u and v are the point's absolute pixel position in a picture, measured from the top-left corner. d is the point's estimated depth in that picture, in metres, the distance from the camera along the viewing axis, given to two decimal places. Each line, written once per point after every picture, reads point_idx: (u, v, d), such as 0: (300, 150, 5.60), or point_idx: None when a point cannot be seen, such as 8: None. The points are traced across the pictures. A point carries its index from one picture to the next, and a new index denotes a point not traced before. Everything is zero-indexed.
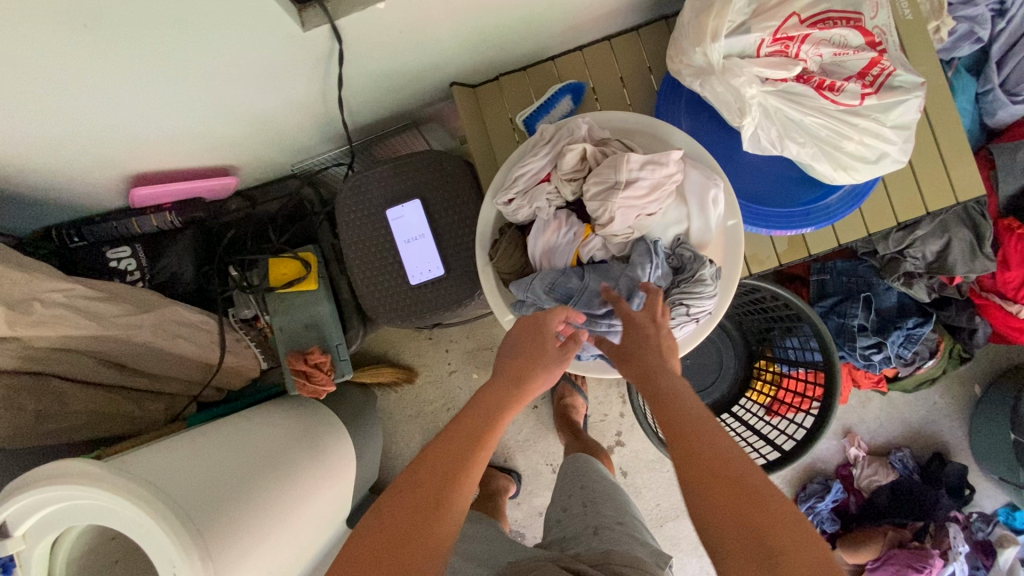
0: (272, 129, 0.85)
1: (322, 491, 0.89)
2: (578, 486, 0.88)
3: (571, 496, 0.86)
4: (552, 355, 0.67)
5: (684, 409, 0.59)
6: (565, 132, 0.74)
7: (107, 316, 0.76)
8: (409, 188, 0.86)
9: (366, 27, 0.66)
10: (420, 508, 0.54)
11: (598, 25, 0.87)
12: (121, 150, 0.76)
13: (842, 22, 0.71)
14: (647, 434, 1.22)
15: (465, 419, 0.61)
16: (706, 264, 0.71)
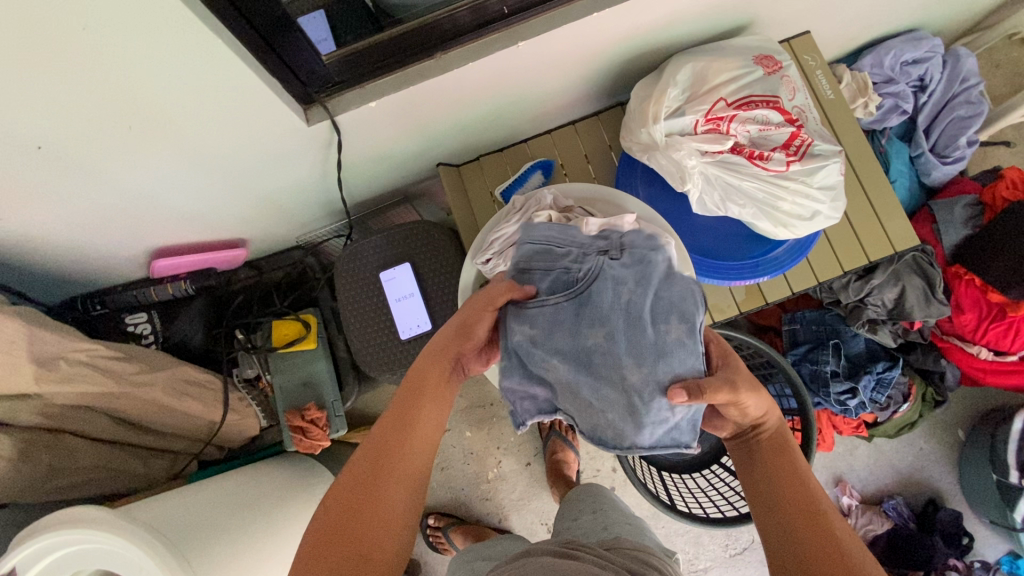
0: (280, 206, 0.97)
1: None
2: (589, 499, 1.06)
3: (581, 508, 1.03)
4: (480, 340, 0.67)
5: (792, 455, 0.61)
6: (534, 202, 0.85)
7: (123, 374, 0.84)
8: (400, 253, 0.97)
9: (362, 121, 0.80)
10: (367, 487, 0.55)
11: (563, 112, 1.01)
12: (148, 227, 0.88)
13: (763, 104, 0.83)
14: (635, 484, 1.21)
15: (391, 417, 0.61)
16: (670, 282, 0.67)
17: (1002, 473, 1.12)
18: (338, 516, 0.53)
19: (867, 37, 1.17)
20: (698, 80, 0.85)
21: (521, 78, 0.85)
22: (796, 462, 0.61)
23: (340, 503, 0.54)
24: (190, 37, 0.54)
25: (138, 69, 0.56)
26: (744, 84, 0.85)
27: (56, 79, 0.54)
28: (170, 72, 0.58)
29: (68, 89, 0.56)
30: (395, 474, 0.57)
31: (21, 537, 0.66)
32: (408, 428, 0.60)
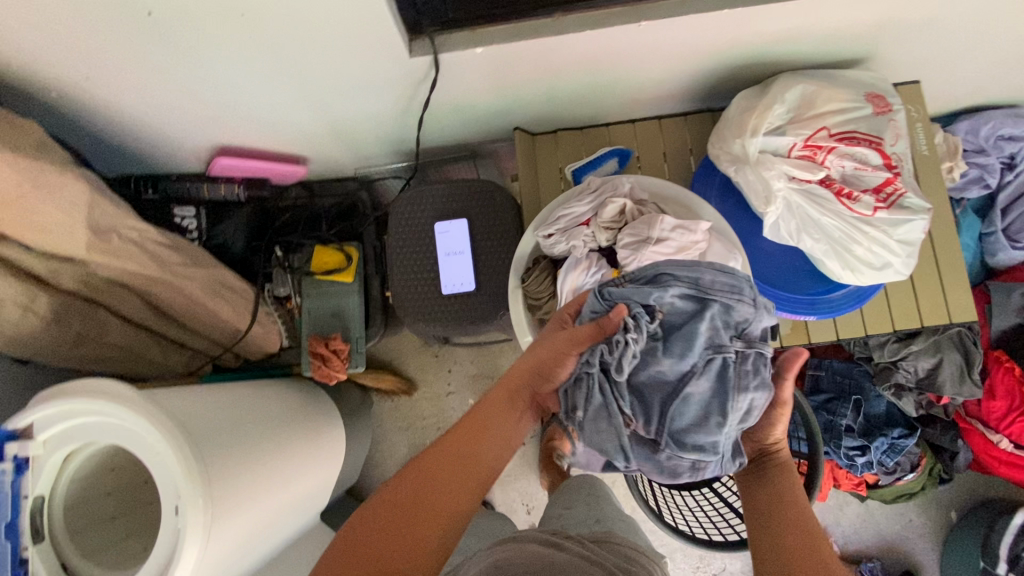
0: (352, 133, 0.95)
1: (313, 470, 0.92)
2: (583, 492, 1.06)
3: (574, 499, 1.04)
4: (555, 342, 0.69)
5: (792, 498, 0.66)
6: (609, 187, 0.83)
7: (167, 262, 0.83)
8: (458, 208, 0.95)
9: (462, 65, 0.77)
10: (445, 473, 0.60)
11: (653, 104, 0.99)
12: (220, 122, 0.86)
13: (865, 143, 0.81)
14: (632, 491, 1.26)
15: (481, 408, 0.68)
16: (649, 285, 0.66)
17: (990, 562, 1.12)
18: (390, 512, 0.56)
19: (970, 102, 1.14)
20: (804, 104, 0.83)
21: (628, 60, 0.83)
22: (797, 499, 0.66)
23: (392, 506, 0.57)
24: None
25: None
26: (850, 119, 0.82)
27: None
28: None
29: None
30: (462, 487, 0.60)
31: (50, 394, 0.66)
32: (472, 446, 0.64)
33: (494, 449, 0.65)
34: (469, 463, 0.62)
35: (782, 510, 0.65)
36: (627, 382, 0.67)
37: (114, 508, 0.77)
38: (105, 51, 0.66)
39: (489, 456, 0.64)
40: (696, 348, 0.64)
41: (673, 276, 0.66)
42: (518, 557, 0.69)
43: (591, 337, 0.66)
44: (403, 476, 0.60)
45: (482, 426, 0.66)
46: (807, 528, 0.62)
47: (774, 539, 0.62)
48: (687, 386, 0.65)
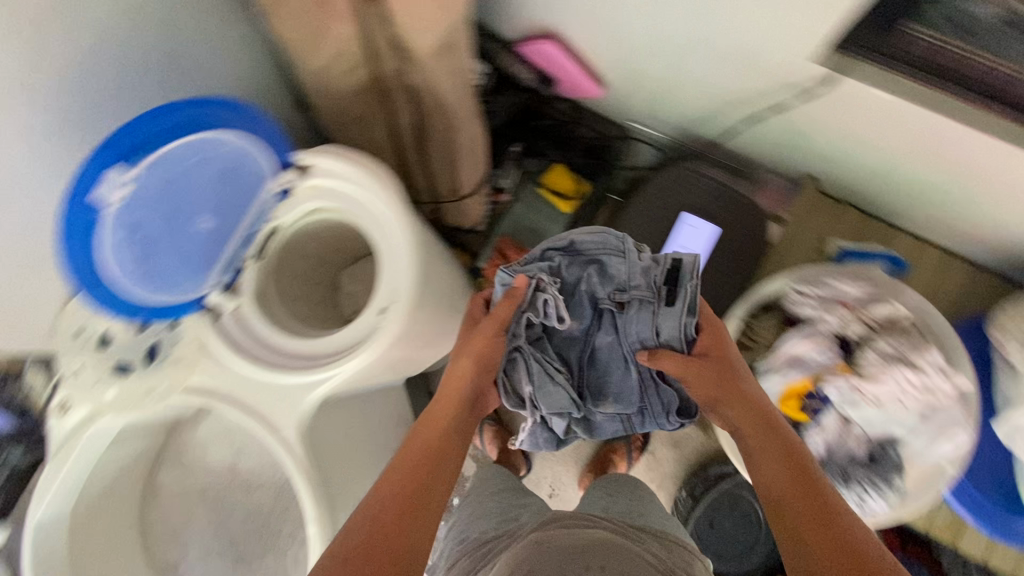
0: (670, 86, 0.92)
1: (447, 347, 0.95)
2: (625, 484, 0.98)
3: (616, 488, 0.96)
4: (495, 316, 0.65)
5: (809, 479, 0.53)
6: (890, 289, 0.79)
7: (465, 99, 0.84)
8: (715, 214, 0.92)
9: (855, 93, 0.71)
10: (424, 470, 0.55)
11: (958, 237, 0.90)
12: (582, 7, 0.84)
13: None
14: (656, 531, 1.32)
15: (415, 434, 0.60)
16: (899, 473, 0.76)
17: None
18: (386, 518, 0.51)
19: None
20: None
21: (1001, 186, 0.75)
22: (808, 483, 0.53)
23: (384, 503, 0.52)
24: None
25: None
26: None
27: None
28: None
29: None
30: (445, 484, 0.56)
31: (341, 152, 0.69)
32: (438, 454, 0.58)
33: (446, 417, 0.62)
34: (439, 451, 0.58)
35: (765, 430, 0.58)
36: (557, 348, 0.71)
37: (303, 272, 0.82)
38: None
39: (444, 434, 0.60)
40: (586, 305, 0.69)
41: (581, 243, 0.68)
42: (565, 540, 0.65)
43: (505, 309, 0.65)
44: (382, 484, 0.54)
45: (426, 419, 0.62)
46: (820, 495, 0.51)
47: (793, 488, 0.52)
48: (579, 331, 0.70)
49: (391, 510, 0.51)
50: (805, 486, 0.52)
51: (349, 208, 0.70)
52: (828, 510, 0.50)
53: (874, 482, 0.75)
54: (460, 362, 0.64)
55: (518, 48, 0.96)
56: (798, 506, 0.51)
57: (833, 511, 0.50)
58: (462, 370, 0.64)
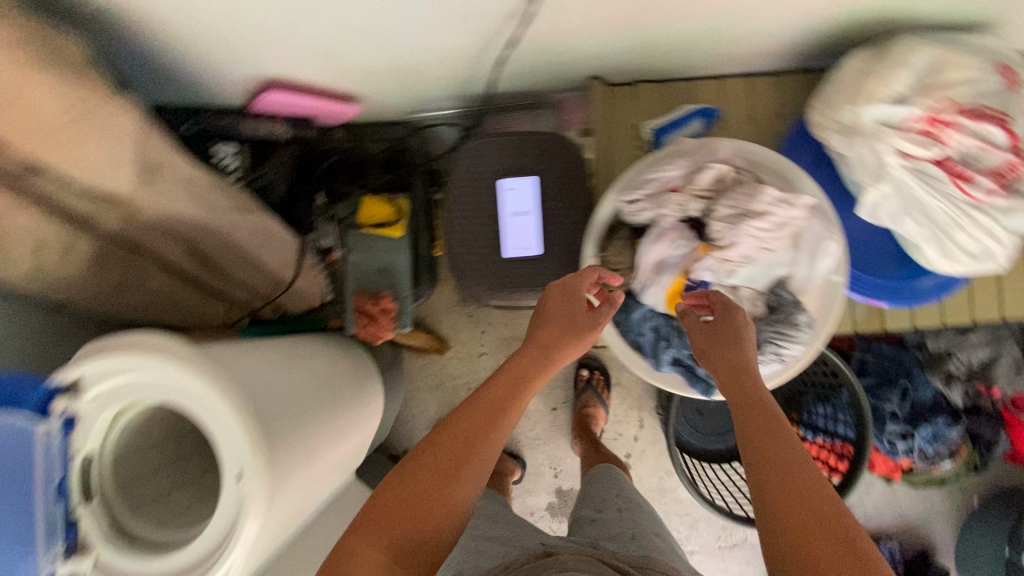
0: (411, 73, 0.84)
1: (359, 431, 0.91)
2: (613, 492, 0.99)
3: (604, 501, 0.96)
4: (581, 325, 0.70)
5: (770, 432, 0.53)
6: (706, 152, 0.76)
7: (216, 207, 0.75)
8: (530, 165, 0.86)
9: (560, 3, 0.66)
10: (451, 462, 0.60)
11: (746, 59, 0.88)
12: (270, 50, 0.75)
13: (994, 120, 0.73)
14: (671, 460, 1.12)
15: (465, 416, 0.63)
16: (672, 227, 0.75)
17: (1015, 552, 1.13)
18: (404, 495, 0.58)
19: None
20: (932, 73, 0.73)
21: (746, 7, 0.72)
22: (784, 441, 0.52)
23: (406, 481, 0.59)
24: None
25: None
26: (979, 91, 0.73)
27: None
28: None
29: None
30: (462, 480, 0.59)
31: (97, 346, 0.58)
32: (475, 432, 0.62)
33: (494, 440, 0.62)
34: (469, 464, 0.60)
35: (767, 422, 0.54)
36: None
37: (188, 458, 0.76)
38: None
39: (465, 452, 0.60)
40: None
41: None
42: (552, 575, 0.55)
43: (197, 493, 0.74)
44: (418, 454, 0.61)
45: (479, 419, 0.62)
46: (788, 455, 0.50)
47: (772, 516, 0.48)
48: None
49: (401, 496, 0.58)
50: (769, 433, 0.52)
51: (142, 398, 0.60)
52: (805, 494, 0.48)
53: (785, 328, 0.75)
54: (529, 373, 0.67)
55: (264, 88, 0.85)
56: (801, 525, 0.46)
57: (809, 487, 0.48)
58: (521, 363, 0.67)
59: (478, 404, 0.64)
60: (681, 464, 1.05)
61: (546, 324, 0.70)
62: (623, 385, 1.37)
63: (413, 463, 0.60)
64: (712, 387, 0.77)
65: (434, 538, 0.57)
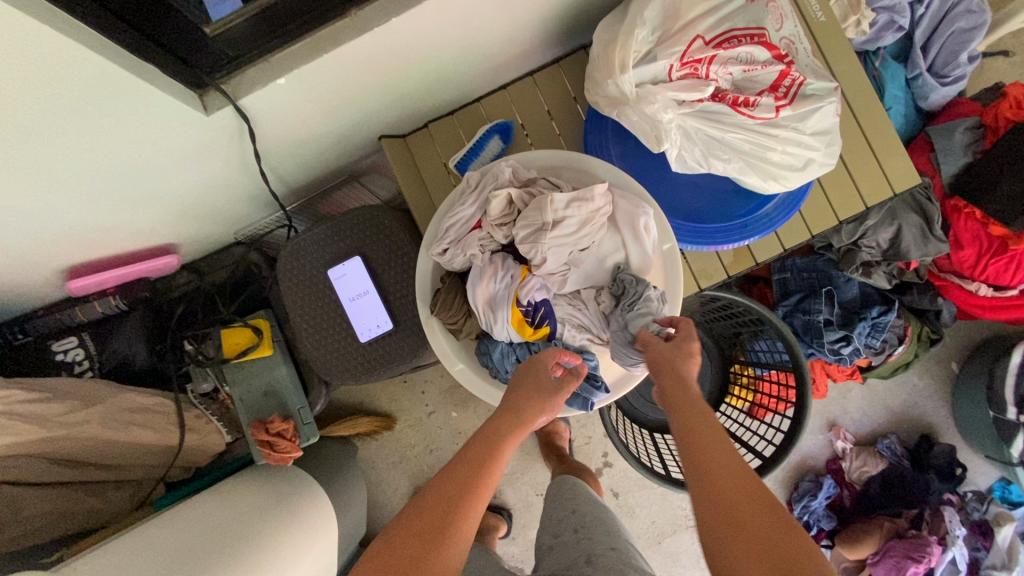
0: (204, 207, 0.84)
1: (311, 553, 0.85)
2: (568, 510, 0.88)
3: (561, 521, 0.86)
4: (553, 389, 0.63)
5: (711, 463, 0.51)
6: (490, 178, 0.73)
7: (47, 417, 0.73)
8: (349, 246, 0.85)
9: (274, 104, 0.65)
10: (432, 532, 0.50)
11: (517, 62, 0.87)
12: (44, 248, 0.74)
13: (746, 39, 0.71)
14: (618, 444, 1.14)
15: (453, 475, 0.54)
16: (495, 259, 0.73)
17: (998, 409, 1.07)
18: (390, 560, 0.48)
19: None
20: (670, 16, 0.72)
21: (468, 28, 0.71)
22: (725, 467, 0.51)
23: (396, 543, 0.49)
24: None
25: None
26: (723, 17, 0.72)
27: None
28: (7, 62, 0.43)
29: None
30: (449, 545, 0.49)
31: None
32: (459, 498, 0.52)
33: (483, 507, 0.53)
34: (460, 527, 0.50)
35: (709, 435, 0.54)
36: None
37: None
38: None
39: (442, 516, 0.51)
40: None
41: None
42: None
43: None
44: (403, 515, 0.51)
45: (474, 483, 0.53)
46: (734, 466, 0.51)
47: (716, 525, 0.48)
48: None
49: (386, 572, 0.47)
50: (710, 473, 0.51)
51: None
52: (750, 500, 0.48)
53: (636, 308, 0.70)
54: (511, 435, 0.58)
55: (70, 280, 0.85)
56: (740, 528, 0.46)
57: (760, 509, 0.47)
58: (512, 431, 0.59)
59: (465, 459, 0.55)
60: (608, 432, 1.08)
61: (528, 381, 0.63)
62: None
63: (391, 538, 0.50)
64: (591, 399, 0.73)
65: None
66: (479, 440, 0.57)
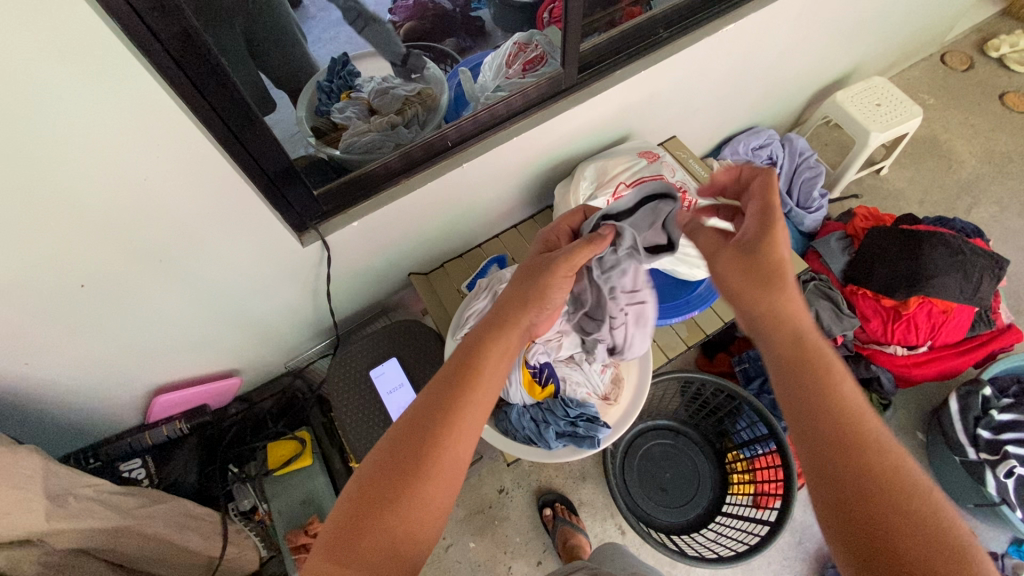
0: (272, 332, 1.08)
1: None
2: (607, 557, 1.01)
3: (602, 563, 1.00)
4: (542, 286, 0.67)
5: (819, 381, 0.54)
6: (495, 281, 1.00)
7: (126, 508, 0.84)
8: (387, 352, 1.07)
9: (344, 239, 0.96)
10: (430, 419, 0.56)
11: (505, 218, 1.24)
12: (149, 363, 0.95)
13: (653, 181, 1.09)
14: (634, 526, 1.22)
15: (449, 374, 0.60)
16: None
17: (962, 453, 1.21)
18: (378, 490, 0.52)
19: (722, 136, 1.54)
20: (601, 174, 1.11)
21: (471, 192, 1.08)
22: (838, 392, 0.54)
23: (383, 474, 0.53)
24: (210, 168, 0.71)
25: (167, 202, 0.71)
26: (636, 171, 1.11)
27: (118, 212, 0.68)
28: (208, 199, 0.75)
29: (125, 222, 0.70)
30: (446, 433, 0.55)
31: None
32: (455, 391, 0.58)
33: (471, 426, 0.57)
34: (442, 458, 0.53)
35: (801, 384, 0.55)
36: None
37: None
38: (34, 327, 0.75)
39: (446, 406, 0.56)
40: None
41: None
42: None
43: None
44: (409, 408, 0.58)
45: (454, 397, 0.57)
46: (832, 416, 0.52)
47: (831, 510, 0.49)
48: None
49: (395, 455, 0.54)
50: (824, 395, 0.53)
51: None
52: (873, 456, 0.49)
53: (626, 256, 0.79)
54: (499, 337, 0.63)
55: (154, 397, 1.02)
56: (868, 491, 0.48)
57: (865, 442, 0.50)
58: (512, 330, 0.64)
59: (459, 361, 0.61)
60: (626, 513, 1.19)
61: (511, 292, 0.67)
62: (586, 503, 1.40)
63: (400, 429, 0.56)
64: (596, 438, 0.91)
65: (413, 544, 0.50)
66: (472, 343, 0.63)
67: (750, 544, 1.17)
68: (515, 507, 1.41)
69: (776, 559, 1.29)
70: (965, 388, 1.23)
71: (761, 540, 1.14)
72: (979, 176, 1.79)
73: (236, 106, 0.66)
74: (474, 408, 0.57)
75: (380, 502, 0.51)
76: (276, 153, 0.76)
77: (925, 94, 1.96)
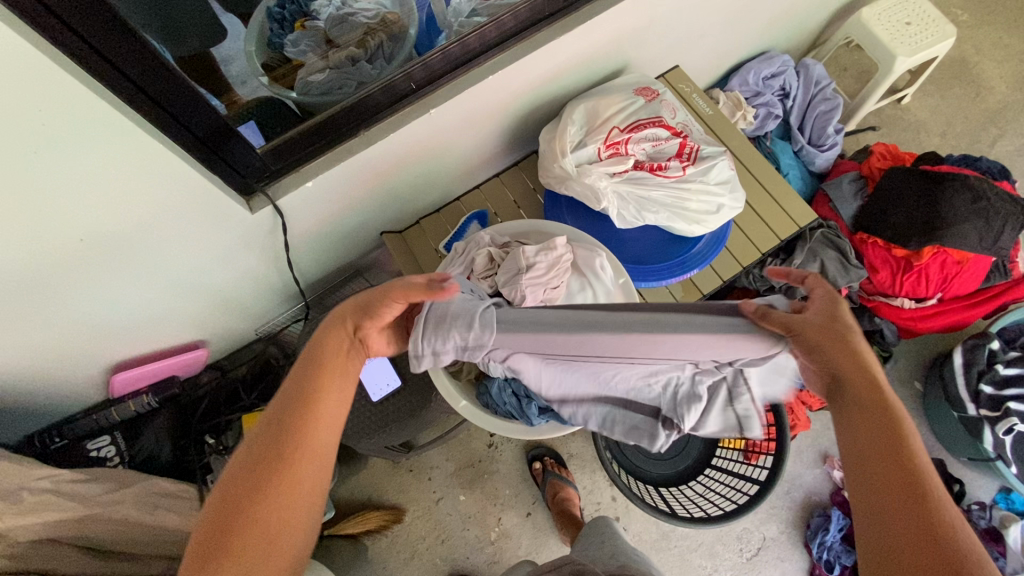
0: (235, 301, 1.00)
1: None
2: (601, 533, 1.00)
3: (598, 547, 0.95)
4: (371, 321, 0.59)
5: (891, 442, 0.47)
6: (473, 245, 0.90)
7: (87, 496, 0.81)
8: None
9: (301, 201, 0.86)
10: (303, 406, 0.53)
11: (483, 167, 1.12)
12: (103, 344, 0.89)
13: (650, 125, 0.96)
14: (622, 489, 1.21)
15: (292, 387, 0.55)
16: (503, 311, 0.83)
17: (960, 408, 1.18)
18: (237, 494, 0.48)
19: (730, 64, 1.38)
20: (591, 117, 0.98)
21: (443, 141, 0.96)
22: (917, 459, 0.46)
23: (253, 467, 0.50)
24: (125, 142, 0.60)
25: (71, 182, 0.61)
26: (630, 113, 0.97)
27: (15, 195, 0.58)
28: (125, 175, 0.64)
29: (32, 204, 0.60)
30: (309, 428, 0.52)
31: None
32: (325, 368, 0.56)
33: (334, 411, 0.54)
34: (301, 449, 0.51)
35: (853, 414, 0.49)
36: None
37: None
38: None
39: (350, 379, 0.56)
40: None
41: None
42: None
43: None
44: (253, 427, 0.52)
45: (303, 398, 0.53)
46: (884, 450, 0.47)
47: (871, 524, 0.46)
48: None
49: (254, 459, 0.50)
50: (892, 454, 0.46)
51: None
52: (911, 483, 0.45)
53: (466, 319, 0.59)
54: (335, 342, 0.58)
55: (114, 373, 0.97)
56: (894, 543, 0.44)
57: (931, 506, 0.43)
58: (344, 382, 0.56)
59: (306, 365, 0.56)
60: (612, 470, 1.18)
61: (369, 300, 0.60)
62: (575, 456, 1.39)
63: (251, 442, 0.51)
64: None
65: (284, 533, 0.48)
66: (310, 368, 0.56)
67: (739, 500, 1.17)
68: (505, 460, 1.40)
69: (762, 509, 1.30)
70: (971, 341, 1.18)
71: (750, 498, 1.15)
72: (1009, 104, 1.63)
73: (142, 60, 0.55)
74: (322, 422, 0.53)
75: (237, 515, 0.47)
76: (205, 115, 0.64)
77: (958, 7, 1.74)
